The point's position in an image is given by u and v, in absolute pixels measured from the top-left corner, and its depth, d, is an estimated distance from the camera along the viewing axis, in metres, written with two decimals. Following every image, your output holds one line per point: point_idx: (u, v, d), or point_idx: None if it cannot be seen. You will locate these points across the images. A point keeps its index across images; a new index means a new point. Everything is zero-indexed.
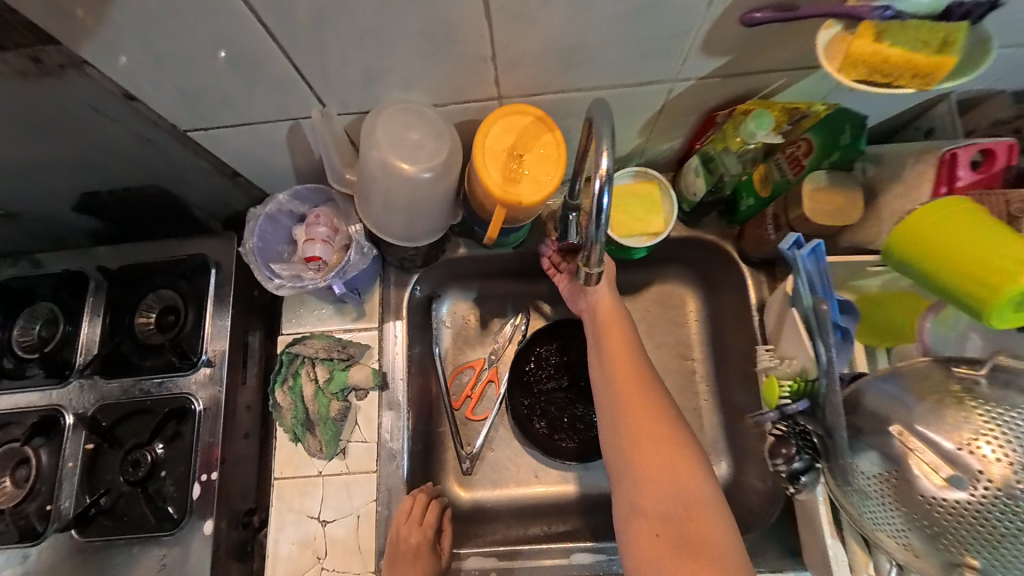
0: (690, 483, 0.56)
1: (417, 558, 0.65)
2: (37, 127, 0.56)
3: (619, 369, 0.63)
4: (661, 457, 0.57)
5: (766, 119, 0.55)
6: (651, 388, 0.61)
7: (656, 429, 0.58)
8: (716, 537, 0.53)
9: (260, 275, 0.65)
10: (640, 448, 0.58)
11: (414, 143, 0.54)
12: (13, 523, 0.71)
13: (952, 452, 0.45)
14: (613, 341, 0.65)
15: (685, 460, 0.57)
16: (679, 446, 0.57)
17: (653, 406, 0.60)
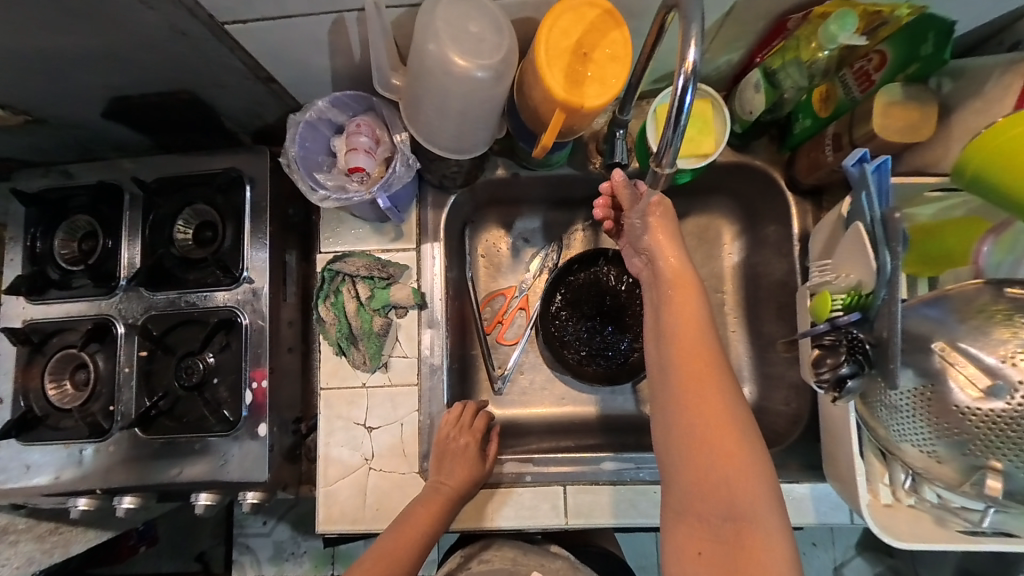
0: (753, 496, 0.49)
1: (466, 457, 0.70)
2: (70, 13, 0.53)
3: (685, 349, 0.54)
4: (723, 460, 0.50)
5: (851, 19, 0.50)
6: (721, 377, 0.52)
7: (724, 424, 0.51)
8: (771, 560, 0.47)
9: (304, 185, 0.64)
10: (698, 448, 0.51)
11: (474, 37, 0.51)
12: (81, 420, 0.76)
13: (994, 365, 0.47)
14: (678, 309, 0.56)
15: (750, 467, 0.49)
16: (745, 450, 0.50)
17: (721, 399, 0.52)
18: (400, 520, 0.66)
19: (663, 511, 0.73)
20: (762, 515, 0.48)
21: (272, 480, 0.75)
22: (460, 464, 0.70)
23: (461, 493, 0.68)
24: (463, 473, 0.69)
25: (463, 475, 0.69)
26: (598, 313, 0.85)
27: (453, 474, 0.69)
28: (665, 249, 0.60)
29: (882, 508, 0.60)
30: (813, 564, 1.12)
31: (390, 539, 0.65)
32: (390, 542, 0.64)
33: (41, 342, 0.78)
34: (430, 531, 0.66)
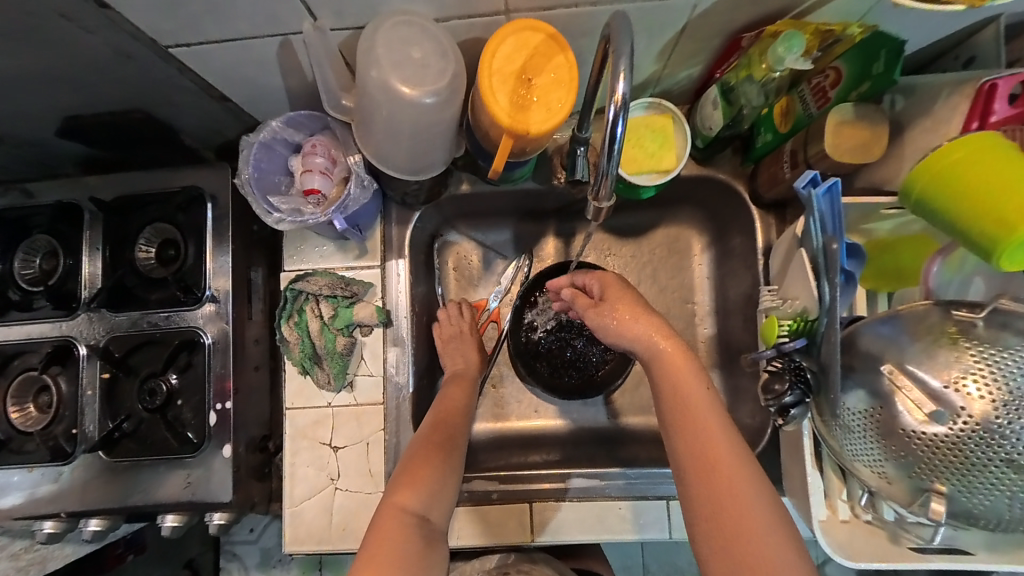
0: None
1: (468, 342, 0.80)
2: (5, 36, 0.52)
3: (695, 435, 0.52)
4: (752, 556, 0.47)
5: (797, 41, 0.51)
6: (734, 460, 0.50)
7: (749, 523, 0.48)
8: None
9: (259, 208, 0.63)
10: (724, 543, 0.48)
11: (417, 63, 0.50)
12: (43, 444, 0.76)
13: (938, 390, 0.47)
14: (680, 391, 0.54)
15: (782, 559, 0.47)
16: (772, 541, 0.47)
17: (736, 485, 0.49)
18: (387, 494, 0.60)
19: (628, 527, 0.73)
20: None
21: (239, 500, 0.75)
22: (441, 426, 0.67)
23: (461, 402, 0.72)
24: (465, 357, 0.79)
25: (466, 356, 0.79)
26: (566, 326, 0.85)
27: (459, 358, 0.79)
28: (660, 321, 0.58)
29: (838, 523, 0.60)
30: None
31: (384, 510, 0.58)
32: (387, 513, 0.58)
33: (3, 365, 0.77)
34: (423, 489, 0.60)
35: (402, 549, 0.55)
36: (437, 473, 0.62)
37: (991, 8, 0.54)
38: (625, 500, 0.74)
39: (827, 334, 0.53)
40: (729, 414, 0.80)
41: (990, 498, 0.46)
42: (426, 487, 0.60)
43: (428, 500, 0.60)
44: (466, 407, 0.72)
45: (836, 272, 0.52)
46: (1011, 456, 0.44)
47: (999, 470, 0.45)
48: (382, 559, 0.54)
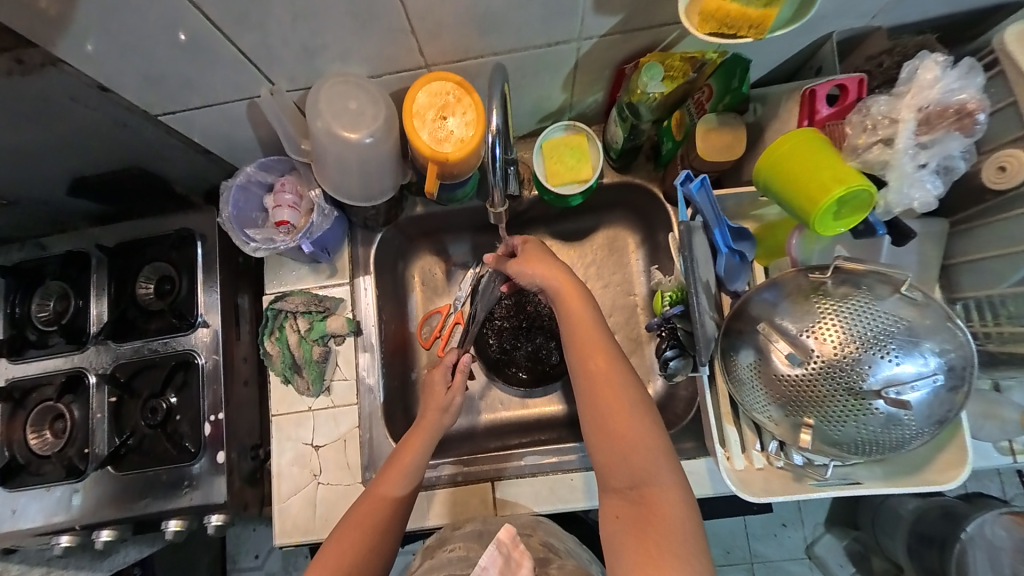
0: (651, 461, 0.57)
1: (437, 390, 0.81)
2: (27, 116, 0.65)
3: (584, 349, 0.62)
4: (624, 438, 0.58)
5: (656, 70, 0.65)
6: (615, 366, 0.61)
7: (622, 405, 0.59)
8: (675, 512, 0.54)
9: (237, 239, 0.75)
10: (605, 430, 0.59)
11: (353, 112, 0.63)
12: (60, 463, 0.85)
13: (795, 336, 0.57)
14: (572, 314, 0.65)
15: (647, 438, 0.58)
16: (640, 426, 0.58)
17: (616, 384, 0.60)
18: (367, 492, 0.68)
19: (580, 496, 0.82)
20: (660, 475, 0.56)
21: (233, 502, 0.83)
22: (412, 445, 0.73)
23: (438, 422, 0.77)
24: (435, 403, 0.78)
25: (433, 407, 0.78)
26: (519, 324, 0.96)
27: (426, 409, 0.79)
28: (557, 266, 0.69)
29: (754, 471, 0.69)
30: (780, 544, 1.18)
31: (363, 504, 0.67)
32: (365, 507, 0.66)
33: (22, 397, 0.88)
34: (397, 494, 0.68)
35: (374, 535, 0.64)
36: (415, 466, 0.71)
37: (819, 30, 0.66)
38: (577, 472, 0.83)
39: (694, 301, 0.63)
40: (671, 390, 0.89)
41: (844, 426, 0.55)
42: (402, 482, 0.69)
43: (406, 492, 0.69)
44: (442, 425, 0.77)
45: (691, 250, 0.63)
46: (852, 387, 0.54)
47: (847, 400, 0.54)
48: (350, 541, 0.63)
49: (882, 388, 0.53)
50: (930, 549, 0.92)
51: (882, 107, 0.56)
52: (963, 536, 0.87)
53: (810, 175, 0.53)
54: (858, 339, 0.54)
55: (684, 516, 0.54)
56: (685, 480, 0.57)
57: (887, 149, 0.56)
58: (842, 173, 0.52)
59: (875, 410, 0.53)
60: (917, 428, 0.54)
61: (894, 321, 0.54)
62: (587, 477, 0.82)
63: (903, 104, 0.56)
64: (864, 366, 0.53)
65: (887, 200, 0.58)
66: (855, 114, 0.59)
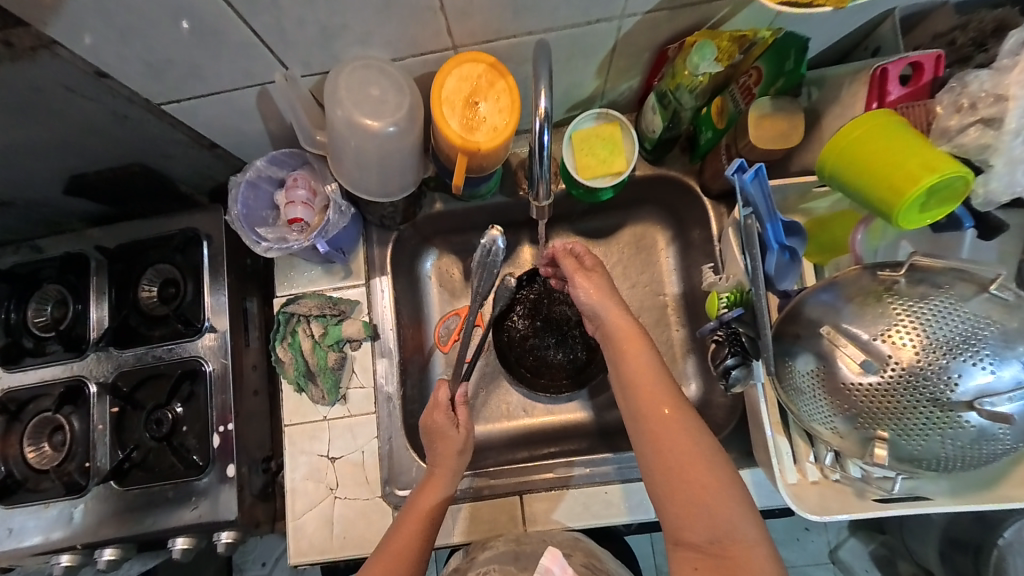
0: (729, 514, 0.52)
1: (445, 433, 0.71)
2: (17, 108, 0.59)
3: (645, 394, 0.58)
4: (697, 491, 0.53)
5: (708, 49, 0.58)
6: (680, 412, 0.57)
7: (695, 456, 0.55)
8: (760, 569, 0.51)
9: (247, 239, 0.69)
10: (675, 483, 0.54)
11: (375, 100, 0.57)
12: (59, 479, 0.80)
13: (868, 342, 0.51)
14: (631, 358, 0.61)
15: (722, 490, 0.53)
16: (713, 476, 0.54)
17: (683, 433, 0.56)
18: (408, 507, 0.66)
19: (613, 510, 0.77)
20: (739, 528, 0.52)
21: (244, 519, 0.78)
22: (442, 470, 0.69)
23: (454, 466, 0.70)
24: (444, 446, 0.70)
25: (443, 449, 0.70)
26: (543, 327, 0.90)
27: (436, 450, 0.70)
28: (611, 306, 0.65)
29: (808, 485, 0.64)
30: (806, 550, 1.14)
31: (403, 521, 0.64)
32: (406, 525, 0.64)
33: (18, 409, 0.82)
34: (438, 506, 0.66)
35: (417, 552, 0.63)
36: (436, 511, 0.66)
37: (881, 6, 0.61)
38: (611, 484, 0.78)
39: (759, 304, 0.56)
40: (707, 395, 0.84)
41: (925, 439, 0.50)
42: (441, 493, 0.67)
43: (443, 505, 0.67)
44: (459, 468, 0.70)
45: (755, 248, 0.57)
46: (937, 397, 0.49)
47: (930, 411, 0.49)
48: (395, 559, 0.61)
49: (974, 399, 0.48)
50: (963, 554, 0.84)
51: (984, 82, 0.51)
52: (1000, 542, 0.78)
53: (894, 163, 0.48)
54: (942, 344, 0.49)
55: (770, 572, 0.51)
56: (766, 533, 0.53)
57: (988, 130, 0.51)
58: (932, 160, 0.47)
59: (963, 422, 0.49)
60: (1006, 441, 0.49)
61: (981, 323, 0.49)
62: (621, 490, 0.78)
63: (1011, 77, 0.50)
64: (951, 374, 0.48)
65: (989, 187, 0.53)
66: (947, 91, 0.54)
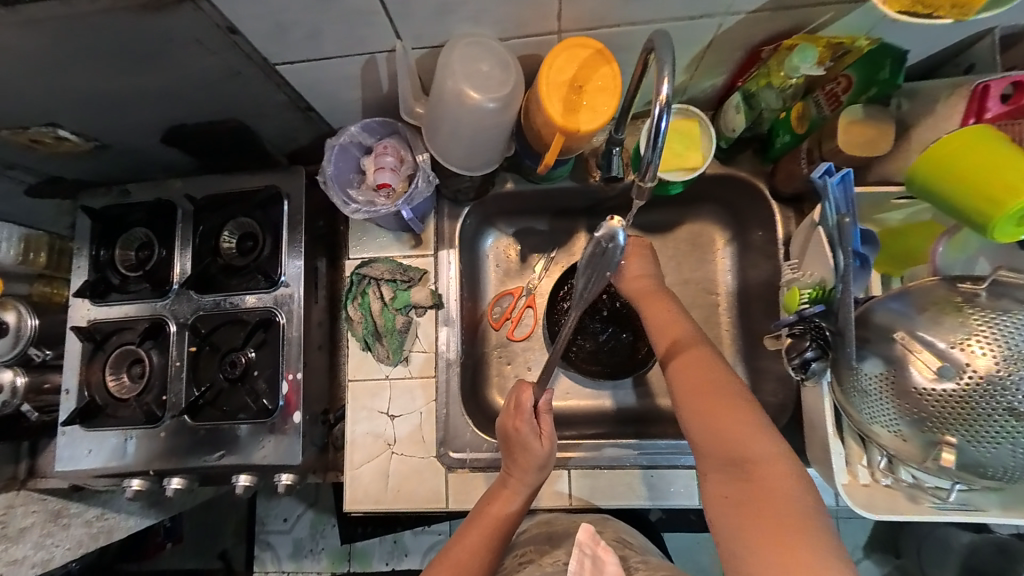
0: (750, 433, 0.56)
1: (524, 446, 0.69)
2: (149, 57, 0.63)
3: (670, 341, 0.68)
4: (720, 414, 0.58)
5: (810, 52, 0.59)
6: (702, 352, 0.65)
7: (716, 385, 0.61)
8: (784, 485, 0.52)
9: (337, 200, 0.73)
10: (700, 409, 0.60)
11: (484, 75, 0.60)
12: (137, 409, 0.86)
13: (945, 350, 0.53)
14: (655, 314, 0.72)
15: (743, 415, 0.58)
16: (734, 403, 0.59)
17: (707, 369, 0.63)
18: (480, 513, 0.69)
19: (657, 493, 0.80)
20: (761, 447, 0.55)
21: (303, 465, 0.83)
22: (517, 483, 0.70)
23: (522, 495, 0.70)
24: (522, 461, 0.69)
25: (524, 458, 0.70)
26: (600, 314, 0.92)
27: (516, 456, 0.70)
28: (641, 273, 0.76)
29: (859, 486, 0.66)
30: None
31: (477, 521, 0.68)
32: (476, 529, 0.67)
33: (103, 340, 0.88)
34: (509, 516, 0.69)
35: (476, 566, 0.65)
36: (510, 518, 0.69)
37: (982, 24, 0.61)
38: (656, 469, 0.81)
39: (842, 300, 0.59)
40: (752, 394, 0.86)
41: (995, 446, 0.52)
42: (517, 501, 0.69)
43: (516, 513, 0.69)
44: (523, 507, 0.70)
45: (849, 244, 0.59)
46: (1012, 407, 0.50)
47: (1003, 420, 0.51)
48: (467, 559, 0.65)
49: None
50: None
51: None
52: None
53: (999, 176, 0.49)
54: (1022, 356, 0.50)
55: (796, 492, 0.52)
56: (790, 457, 0.55)
57: None
58: None
59: None
60: None
61: None
62: (670, 475, 0.81)
63: None
64: None
65: None
66: None
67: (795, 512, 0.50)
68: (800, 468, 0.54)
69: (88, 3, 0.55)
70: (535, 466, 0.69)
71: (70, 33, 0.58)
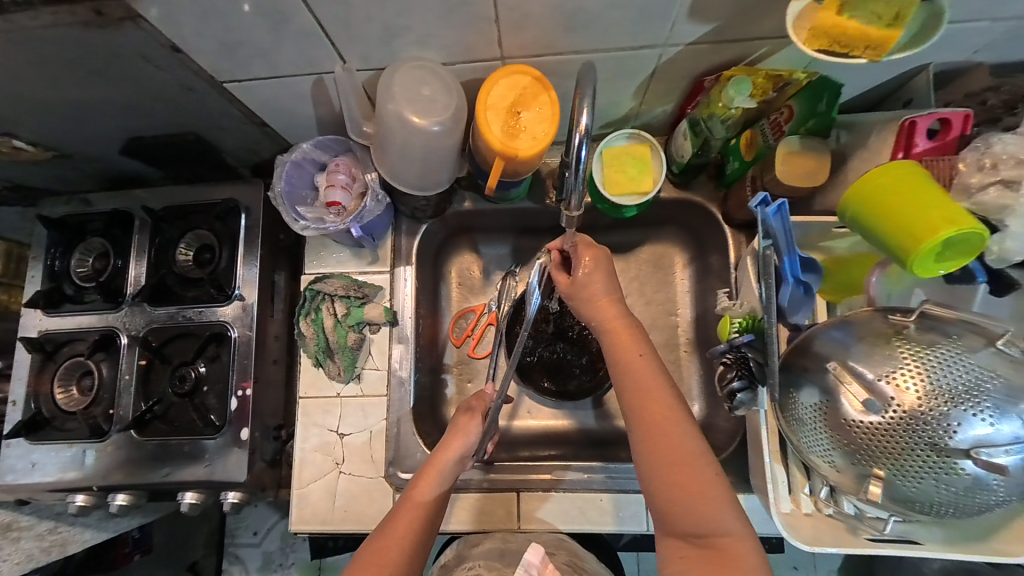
0: (717, 510, 0.55)
1: (462, 428, 0.72)
2: (96, 72, 0.64)
3: (644, 398, 0.60)
4: (688, 487, 0.56)
5: (745, 85, 0.61)
6: (672, 411, 0.60)
7: (685, 455, 0.57)
8: (749, 561, 0.53)
9: (287, 216, 0.73)
10: (670, 482, 0.57)
11: (425, 99, 0.61)
12: (84, 422, 0.85)
13: (872, 382, 0.53)
14: (627, 358, 0.64)
15: (715, 493, 0.55)
16: (705, 477, 0.56)
17: (677, 437, 0.58)
18: (406, 496, 0.65)
19: (607, 518, 0.79)
20: (727, 524, 0.54)
21: (251, 481, 0.82)
22: (433, 473, 0.67)
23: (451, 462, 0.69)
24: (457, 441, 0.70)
25: (464, 430, 0.71)
26: (549, 338, 0.92)
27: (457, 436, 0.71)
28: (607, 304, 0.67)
29: (801, 516, 0.66)
30: None
31: (400, 512, 0.63)
32: (399, 519, 0.62)
33: (53, 351, 0.87)
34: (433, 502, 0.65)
35: (410, 547, 0.61)
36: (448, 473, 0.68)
37: (918, 60, 0.62)
38: (607, 493, 0.80)
39: (771, 331, 0.58)
40: (708, 418, 0.86)
41: (920, 481, 0.52)
42: (435, 487, 0.66)
43: (441, 497, 0.66)
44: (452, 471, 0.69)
45: (772, 278, 0.61)
46: (935, 442, 0.50)
47: (927, 455, 0.51)
48: (390, 553, 0.59)
49: (971, 448, 0.49)
50: None
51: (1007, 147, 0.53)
52: None
53: (917, 212, 0.50)
54: (945, 392, 0.50)
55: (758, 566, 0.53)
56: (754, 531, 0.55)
57: (1007, 192, 0.53)
58: (954, 213, 0.49)
59: (958, 469, 0.50)
60: (1000, 493, 0.51)
61: (986, 376, 0.50)
62: (616, 500, 0.80)
63: None
64: (951, 422, 0.50)
65: (1003, 247, 0.54)
66: (970, 150, 0.56)
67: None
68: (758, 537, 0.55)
69: (32, 20, 0.56)
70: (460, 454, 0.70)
71: (15, 48, 0.59)
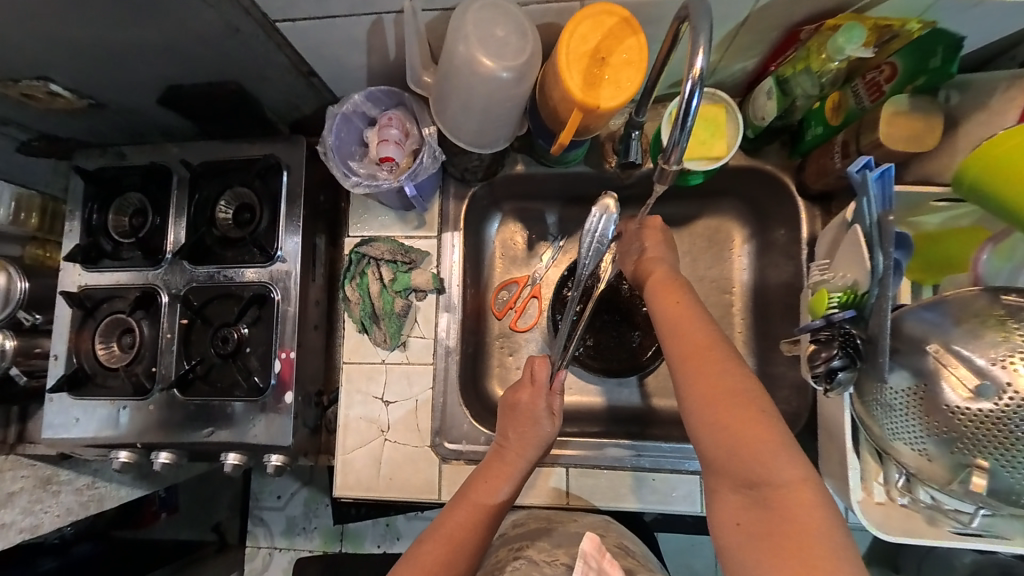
0: (775, 452, 0.47)
1: (530, 418, 0.70)
2: (141, 9, 0.59)
3: (685, 337, 0.56)
4: (742, 428, 0.49)
5: (857, 32, 0.55)
6: (719, 348, 0.54)
7: (735, 393, 0.50)
8: (813, 516, 0.45)
9: (338, 171, 0.70)
10: (718, 423, 0.50)
11: (499, 41, 0.56)
12: (126, 379, 0.83)
13: (983, 367, 0.49)
14: (668, 302, 0.60)
15: (770, 431, 0.48)
16: (759, 415, 0.49)
17: (724, 372, 0.52)
18: (465, 496, 0.65)
19: (660, 498, 0.76)
20: (783, 469, 0.46)
21: (295, 447, 0.81)
22: (503, 474, 0.67)
23: (527, 459, 0.69)
24: (525, 433, 0.70)
25: (524, 432, 0.70)
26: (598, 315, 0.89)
27: (517, 434, 0.70)
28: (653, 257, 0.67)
29: (873, 504, 0.62)
30: None
31: (461, 506, 0.64)
32: (463, 513, 0.63)
33: (93, 307, 0.86)
34: (496, 508, 0.64)
35: (473, 544, 0.61)
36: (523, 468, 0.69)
37: None
38: (660, 472, 0.77)
39: (880, 304, 0.53)
40: None
41: None
42: (503, 490, 0.66)
43: (507, 502, 0.66)
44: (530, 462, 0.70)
45: (890, 245, 0.53)
46: None
47: None
48: (463, 547, 0.60)
49: None
50: None
51: None
52: None
53: None
54: None
55: (827, 522, 0.44)
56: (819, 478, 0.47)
57: None
58: None
59: None
60: None
61: None
62: (670, 479, 0.77)
63: None
64: None
65: None
66: None
67: (825, 548, 0.43)
68: (825, 491, 0.47)
69: None
70: (530, 443, 0.70)
71: None
